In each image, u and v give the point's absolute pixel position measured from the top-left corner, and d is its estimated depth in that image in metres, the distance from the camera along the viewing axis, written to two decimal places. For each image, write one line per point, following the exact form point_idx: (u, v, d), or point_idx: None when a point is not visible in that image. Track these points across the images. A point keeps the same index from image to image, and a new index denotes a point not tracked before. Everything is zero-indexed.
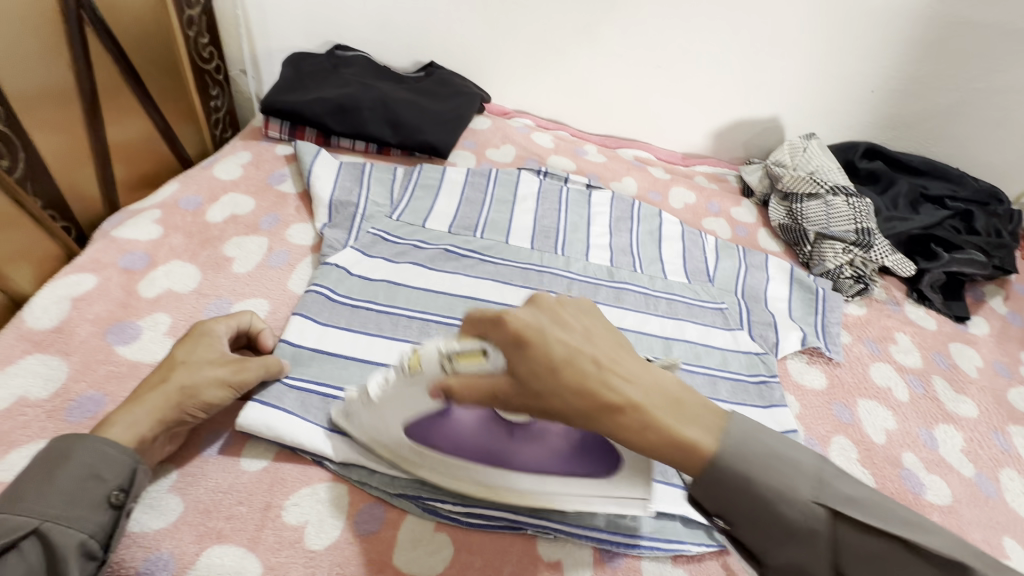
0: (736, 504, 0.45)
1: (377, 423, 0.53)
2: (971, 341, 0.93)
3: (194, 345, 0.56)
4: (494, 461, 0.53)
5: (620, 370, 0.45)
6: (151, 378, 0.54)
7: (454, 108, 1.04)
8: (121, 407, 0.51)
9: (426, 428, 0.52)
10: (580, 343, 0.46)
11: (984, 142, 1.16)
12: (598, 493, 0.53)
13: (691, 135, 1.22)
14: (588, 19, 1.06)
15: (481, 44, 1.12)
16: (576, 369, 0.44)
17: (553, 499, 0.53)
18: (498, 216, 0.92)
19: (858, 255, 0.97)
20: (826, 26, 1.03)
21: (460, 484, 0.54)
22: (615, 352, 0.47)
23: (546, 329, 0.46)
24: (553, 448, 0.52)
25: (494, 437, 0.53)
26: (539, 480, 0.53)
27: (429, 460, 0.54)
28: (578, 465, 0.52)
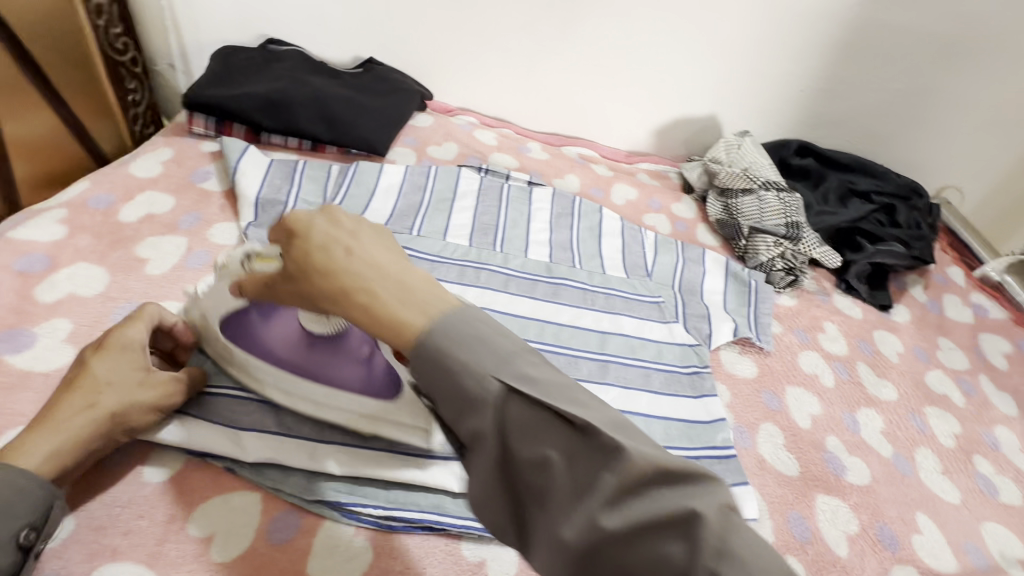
0: (432, 376, 0.37)
1: (206, 311, 0.57)
2: (894, 329, 0.98)
3: (118, 363, 0.51)
4: (295, 370, 0.55)
5: (373, 261, 0.40)
6: (65, 395, 0.49)
7: (392, 105, 1.02)
8: (32, 431, 0.46)
9: (241, 327, 0.55)
10: (346, 234, 0.42)
11: (905, 141, 1.22)
12: (383, 416, 0.55)
13: (634, 133, 1.24)
14: (528, 16, 1.06)
15: (421, 39, 1.10)
16: (325, 256, 0.40)
17: (339, 412, 0.56)
18: (436, 214, 0.91)
19: (789, 248, 0.99)
20: (756, 26, 1.07)
21: (264, 385, 0.57)
22: (388, 252, 0.42)
23: (315, 220, 0.42)
24: (350, 368, 0.54)
25: (297, 345, 0.55)
26: (332, 394, 0.55)
27: (242, 358, 0.56)
28: (366, 386, 0.54)
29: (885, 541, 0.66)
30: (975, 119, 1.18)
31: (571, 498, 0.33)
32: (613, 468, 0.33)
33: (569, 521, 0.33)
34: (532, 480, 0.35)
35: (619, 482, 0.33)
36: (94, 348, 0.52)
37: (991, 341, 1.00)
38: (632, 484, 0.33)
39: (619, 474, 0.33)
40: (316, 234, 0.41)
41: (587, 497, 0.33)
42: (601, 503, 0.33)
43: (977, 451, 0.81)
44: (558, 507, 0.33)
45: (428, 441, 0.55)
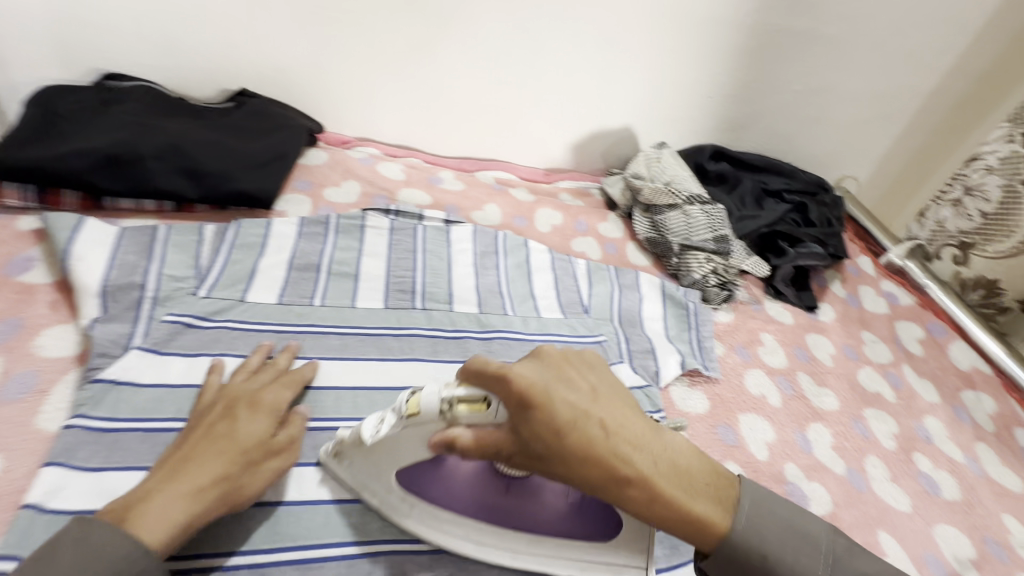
0: (769, 574, 0.48)
1: (369, 471, 0.56)
2: (823, 330, 1.00)
3: (245, 425, 0.54)
4: (492, 519, 0.57)
5: (631, 438, 0.47)
6: (203, 448, 0.51)
7: (274, 144, 0.86)
8: (172, 483, 0.48)
9: (422, 480, 0.57)
10: (590, 404, 0.47)
11: (806, 137, 1.26)
12: (593, 556, 0.58)
13: (551, 150, 1.17)
14: (421, 34, 0.95)
15: (301, 67, 0.96)
16: (582, 432, 0.45)
17: (541, 558, 0.58)
18: (340, 279, 0.79)
19: (720, 263, 0.97)
20: (660, 36, 1.03)
21: (452, 541, 0.57)
22: (641, 425, 0.49)
23: (559, 380, 0.47)
24: (552, 505, 0.58)
25: (488, 491, 0.58)
26: (530, 540, 0.58)
27: (425, 514, 0.57)
28: (575, 523, 0.58)
29: None
30: (863, 114, 1.24)
31: None
32: None
33: None
34: None
35: None
36: (244, 403, 0.56)
37: (906, 328, 1.04)
38: None
39: None
40: (565, 412, 0.45)
41: None
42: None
43: (916, 449, 0.83)
44: None
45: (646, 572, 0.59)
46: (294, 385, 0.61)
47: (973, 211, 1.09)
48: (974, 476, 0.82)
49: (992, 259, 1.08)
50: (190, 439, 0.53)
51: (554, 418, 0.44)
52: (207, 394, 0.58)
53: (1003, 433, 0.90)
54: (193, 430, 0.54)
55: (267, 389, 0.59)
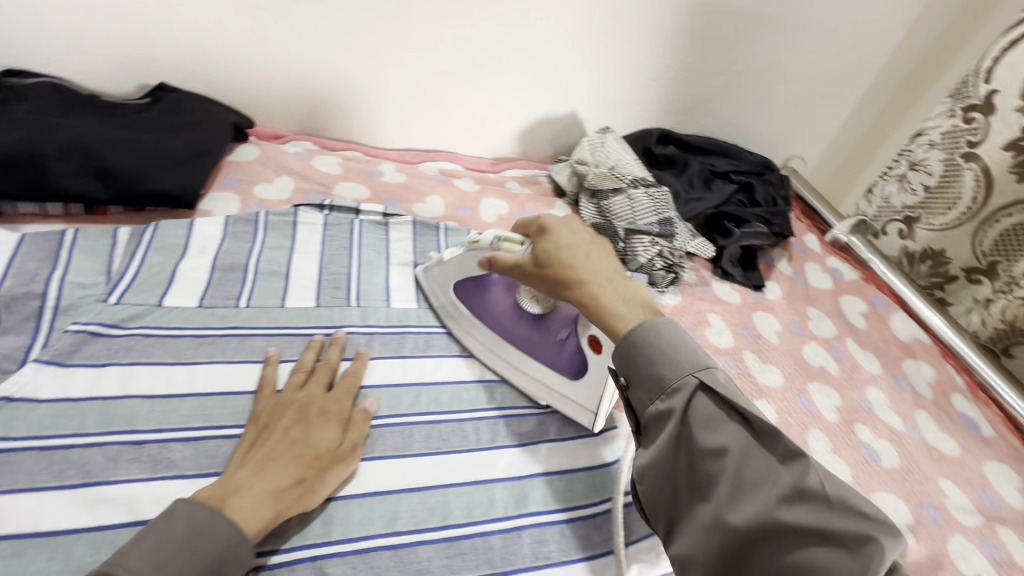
0: (641, 354, 0.53)
1: (443, 276, 0.75)
2: (769, 308, 1.01)
3: (317, 428, 0.57)
4: (503, 336, 0.72)
5: (600, 276, 0.60)
6: (283, 448, 0.54)
7: (195, 140, 0.82)
8: (258, 482, 0.51)
9: (473, 293, 0.74)
10: (582, 252, 0.62)
11: (751, 118, 1.27)
12: (564, 387, 0.69)
13: (496, 138, 1.15)
14: (349, 22, 0.91)
15: (223, 59, 0.92)
16: (569, 260, 0.61)
17: (523, 381, 0.72)
18: (269, 278, 0.76)
19: (665, 246, 0.96)
20: (600, 18, 1.01)
21: (473, 342, 0.74)
22: (609, 262, 0.62)
23: (568, 227, 0.64)
24: (546, 342, 0.70)
25: (510, 314, 0.72)
26: (522, 360, 0.71)
27: (463, 320, 0.75)
28: (557, 360, 0.69)
29: None
30: (806, 93, 1.25)
31: (736, 489, 0.45)
32: (790, 473, 0.44)
33: (736, 510, 0.44)
34: (708, 468, 0.46)
35: (794, 492, 0.43)
36: (314, 408, 0.59)
37: (850, 302, 1.06)
38: (804, 497, 0.43)
39: (800, 484, 0.43)
40: (563, 242, 0.62)
41: (760, 490, 0.44)
42: (774, 498, 0.43)
43: (858, 420, 0.84)
44: (725, 489, 0.45)
45: (592, 422, 0.68)
46: (354, 390, 0.63)
47: (916, 185, 1.11)
48: (913, 442, 0.84)
49: (935, 232, 1.09)
50: (266, 439, 0.55)
51: (551, 244, 0.62)
52: (266, 390, 0.61)
53: (941, 399, 0.92)
54: (268, 430, 0.57)
55: (333, 394, 0.62)
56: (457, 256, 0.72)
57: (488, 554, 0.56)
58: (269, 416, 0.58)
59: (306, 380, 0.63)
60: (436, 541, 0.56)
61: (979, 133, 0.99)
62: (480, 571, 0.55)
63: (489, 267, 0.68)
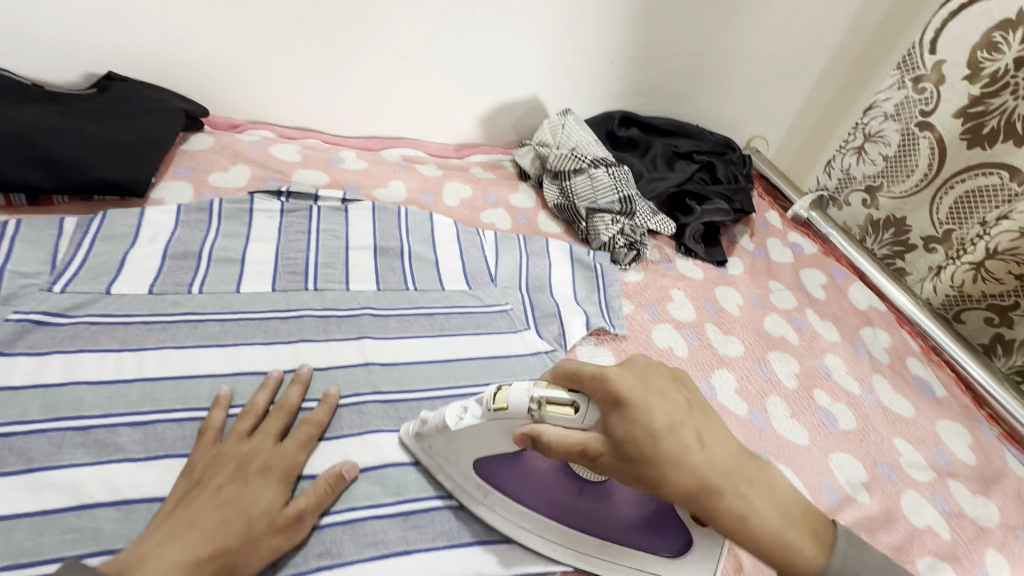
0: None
1: (445, 451, 0.57)
2: (731, 283, 1.02)
3: (255, 489, 0.52)
4: (561, 518, 0.56)
5: (719, 451, 0.46)
6: (210, 509, 0.49)
7: (142, 129, 0.81)
8: (168, 548, 0.45)
9: (501, 471, 0.56)
10: (687, 428, 0.46)
11: (712, 99, 1.28)
12: (660, 565, 0.55)
13: (459, 124, 1.15)
14: (299, 7, 0.90)
15: (171, 47, 0.90)
16: (682, 445, 0.45)
17: (603, 565, 0.57)
18: (223, 265, 0.75)
19: (626, 224, 0.98)
20: (553, 0, 1.01)
21: (512, 527, 0.58)
22: (721, 437, 0.47)
23: (651, 398, 0.46)
24: (625, 517, 0.55)
25: (560, 492, 0.56)
26: (598, 546, 0.57)
27: (494, 503, 0.58)
28: (645, 537, 0.55)
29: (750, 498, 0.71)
30: (763, 73, 1.27)
31: None
32: None
33: None
34: None
35: None
36: (258, 466, 0.53)
37: (811, 275, 1.08)
38: None
39: None
40: (662, 421, 0.45)
41: None
42: None
43: (816, 386, 0.86)
44: None
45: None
46: (307, 444, 0.58)
47: (875, 156, 1.14)
48: (869, 406, 0.86)
49: (896, 199, 1.12)
50: (196, 496, 0.50)
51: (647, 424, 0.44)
52: (208, 436, 0.56)
53: (896, 363, 0.94)
54: (200, 487, 0.51)
55: (282, 445, 0.56)
56: (461, 426, 0.53)
57: (445, 527, 0.58)
58: (206, 471, 0.53)
59: (253, 429, 0.58)
60: (392, 516, 0.57)
61: (931, 103, 1.01)
62: (437, 543, 0.56)
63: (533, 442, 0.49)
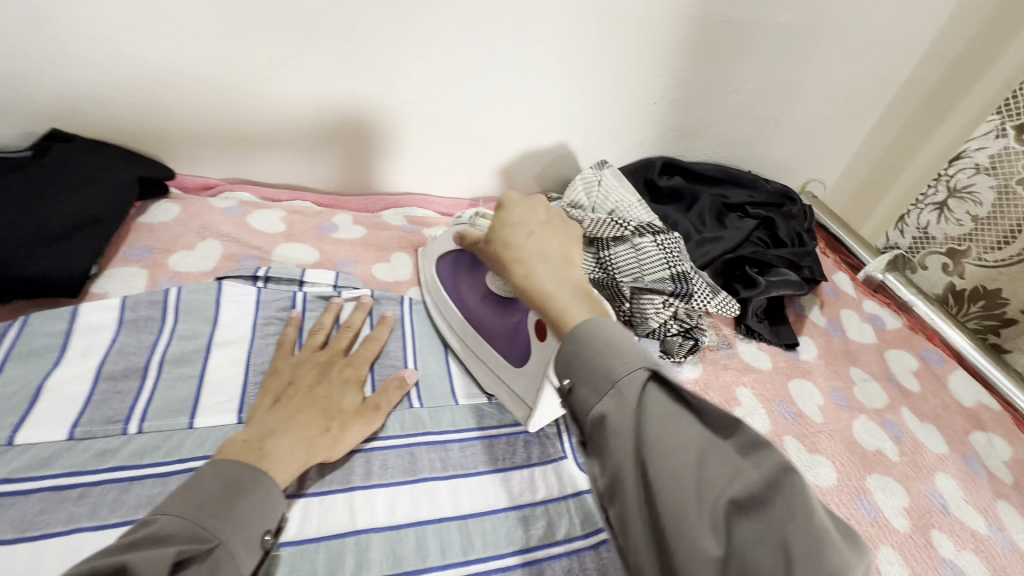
0: (584, 359, 0.43)
1: (436, 251, 0.76)
2: (806, 373, 0.84)
3: (340, 389, 0.59)
4: (468, 316, 0.70)
5: (544, 247, 0.53)
6: (315, 393, 0.57)
7: (81, 206, 0.65)
8: (285, 429, 0.52)
9: (455, 270, 0.73)
10: (534, 227, 0.55)
11: (766, 140, 1.11)
12: (511, 380, 0.65)
13: (475, 175, 0.98)
14: (285, 52, 0.74)
15: (131, 100, 0.74)
16: (509, 233, 0.55)
17: (479, 370, 0.68)
18: (177, 387, 0.58)
19: (681, 307, 0.79)
20: (589, 37, 0.84)
21: (443, 319, 0.73)
22: (563, 240, 0.54)
23: (522, 202, 0.57)
24: (503, 327, 0.67)
25: (475, 298, 0.70)
26: (478, 345, 0.68)
27: (438, 296, 0.75)
28: (509, 350, 0.65)
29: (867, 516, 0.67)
30: (825, 111, 1.10)
31: None
32: None
33: None
34: None
35: None
36: (340, 369, 0.61)
37: (898, 358, 0.90)
38: None
39: None
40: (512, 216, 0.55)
41: None
42: None
43: (933, 525, 0.68)
44: None
45: (527, 419, 0.63)
46: (371, 359, 0.65)
47: (961, 216, 0.96)
48: (1003, 551, 0.67)
49: (986, 268, 0.95)
50: (292, 394, 0.57)
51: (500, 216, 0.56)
52: (285, 347, 0.63)
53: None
54: (292, 387, 0.58)
55: (351, 358, 0.64)
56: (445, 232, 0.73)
57: None
58: (290, 374, 0.59)
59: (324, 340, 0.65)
60: None
61: None
62: None
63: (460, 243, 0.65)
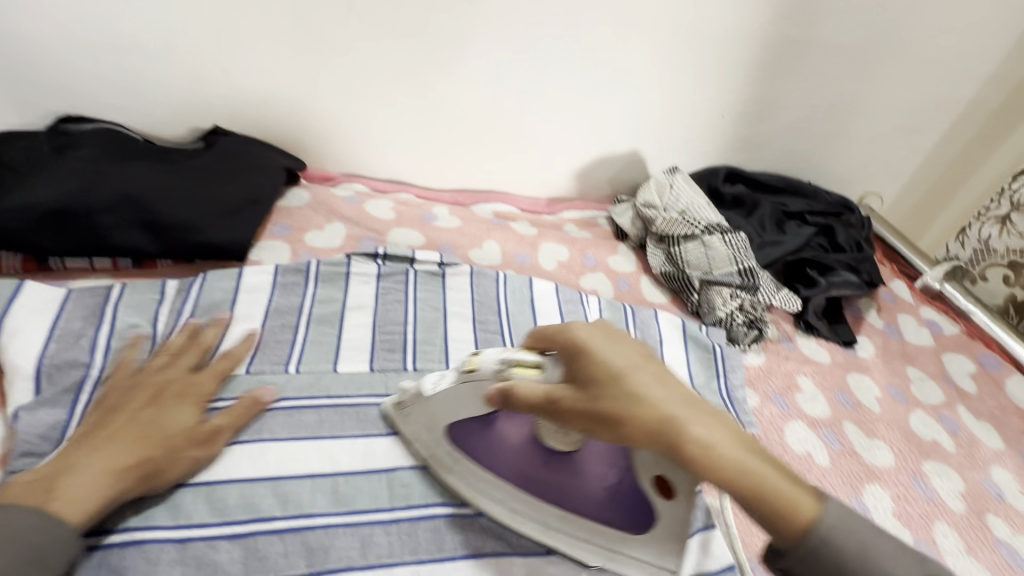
0: (829, 556, 0.40)
1: (423, 418, 0.57)
2: (864, 368, 0.90)
3: (171, 412, 0.55)
4: (526, 486, 0.56)
5: (673, 391, 0.45)
6: (122, 425, 0.52)
7: (242, 188, 0.78)
8: (91, 460, 0.49)
9: (473, 440, 0.57)
10: (643, 379, 0.45)
11: (827, 153, 1.17)
12: (625, 546, 0.54)
13: (553, 176, 1.08)
14: (408, 62, 0.87)
15: (278, 100, 0.89)
16: (636, 388, 0.44)
17: (571, 540, 0.56)
18: (321, 340, 0.70)
19: (747, 299, 0.88)
20: (667, 51, 0.94)
21: (489, 498, 0.57)
22: (689, 392, 0.45)
23: (605, 343, 0.47)
24: (592, 490, 0.54)
25: (530, 461, 0.56)
26: (566, 517, 0.56)
27: (466, 471, 0.58)
28: (613, 514, 0.54)
29: (922, 491, 0.73)
30: (887, 126, 1.15)
31: None
32: None
33: None
34: None
35: None
36: (169, 393, 0.56)
37: (955, 362, 0.94)
38: None
39: None
40: (616, 362, 0.45)
41: None
42: None
43: (987, 509, 0.73)
44: None
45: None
46: (224, 374, 0.61)
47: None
48: None
49: None
50: (111, 420, 0.53)
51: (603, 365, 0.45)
52: (164, 354, 0.60)
53: None
54: (114, 412, 0.54)
55: (196, 375, 0.60)
56: (433, 389, 0.54)
57: None
58: (111, 398, 0.55)
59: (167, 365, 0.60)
60: None
61: None
62: None
63: (498, 402, 0.48)
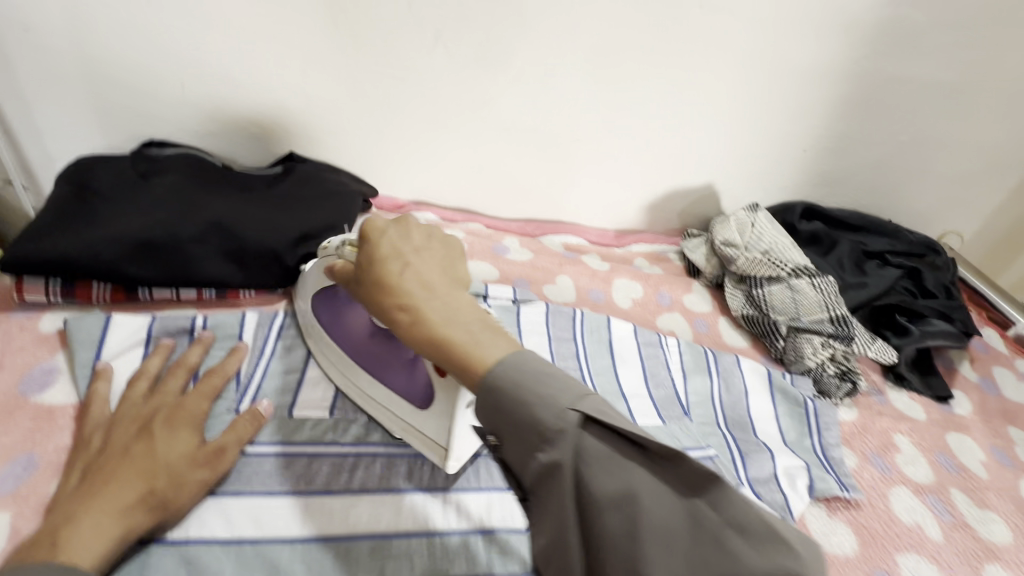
0: (504, 408, 0.39)
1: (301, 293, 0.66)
2: (964, 427, 0.83)
3: (172, 436, 0.52)
4: (355, 358, 0.61)
5: (425, 280, 0.47)
6: (119, 462, 0.48)
7: (321, 215, 0.75)
8: (93, 505, 0.45)
9: (327, 312, 0.63)
10: (408, 255, 0.48)
11: (910, 191, 1.11)
12: (415, 422, 0.58)
13: (622, 208, 1.05)
14: (489, 93, 0.86)
15: (356, 128, 0.88)
16: (388, 269, 0.47)
17: (380, 413, 0.60)
18: None
19: (840, 349, 0.83)
20: (753, 85, 0.91)
21: (331, 365, 0.63)
22: (441, 274, 0.48)
23: (387, 232, 0.50)
24: (399, 366, 0.59)
25: (365, 338, 0.61)
26: (375, 390, 0.60)
27: (318, 338, 0.64)
28: (411, 392, 0.58)
29: None
30: (976, 165, 1.09)
31: None
32: None
33: None
34: None
35: None
36: (161, 417, 0.53)
37: None
38: None
39: None
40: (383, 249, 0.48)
41: None
42: None
43: None
44: None
45: (443, 461, 0.56)
46: (214, 392, 0.58)
47: None
48: None
49: None
50: (104, 460, 0.49)
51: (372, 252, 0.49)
52: (140, 385, 0.57)
53: None
54: (104, 451, 0.50)
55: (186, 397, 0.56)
56: (312, 265, 0.63)
57: None
58: (104, 436, 0.52)
59: (152, 389, 0.57)
60: None
61: None
62: None
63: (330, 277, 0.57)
